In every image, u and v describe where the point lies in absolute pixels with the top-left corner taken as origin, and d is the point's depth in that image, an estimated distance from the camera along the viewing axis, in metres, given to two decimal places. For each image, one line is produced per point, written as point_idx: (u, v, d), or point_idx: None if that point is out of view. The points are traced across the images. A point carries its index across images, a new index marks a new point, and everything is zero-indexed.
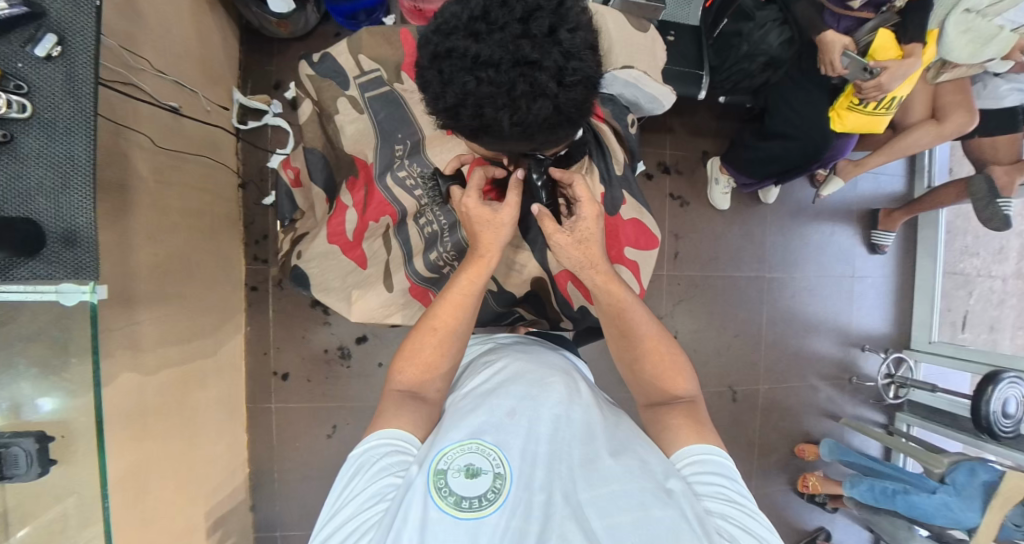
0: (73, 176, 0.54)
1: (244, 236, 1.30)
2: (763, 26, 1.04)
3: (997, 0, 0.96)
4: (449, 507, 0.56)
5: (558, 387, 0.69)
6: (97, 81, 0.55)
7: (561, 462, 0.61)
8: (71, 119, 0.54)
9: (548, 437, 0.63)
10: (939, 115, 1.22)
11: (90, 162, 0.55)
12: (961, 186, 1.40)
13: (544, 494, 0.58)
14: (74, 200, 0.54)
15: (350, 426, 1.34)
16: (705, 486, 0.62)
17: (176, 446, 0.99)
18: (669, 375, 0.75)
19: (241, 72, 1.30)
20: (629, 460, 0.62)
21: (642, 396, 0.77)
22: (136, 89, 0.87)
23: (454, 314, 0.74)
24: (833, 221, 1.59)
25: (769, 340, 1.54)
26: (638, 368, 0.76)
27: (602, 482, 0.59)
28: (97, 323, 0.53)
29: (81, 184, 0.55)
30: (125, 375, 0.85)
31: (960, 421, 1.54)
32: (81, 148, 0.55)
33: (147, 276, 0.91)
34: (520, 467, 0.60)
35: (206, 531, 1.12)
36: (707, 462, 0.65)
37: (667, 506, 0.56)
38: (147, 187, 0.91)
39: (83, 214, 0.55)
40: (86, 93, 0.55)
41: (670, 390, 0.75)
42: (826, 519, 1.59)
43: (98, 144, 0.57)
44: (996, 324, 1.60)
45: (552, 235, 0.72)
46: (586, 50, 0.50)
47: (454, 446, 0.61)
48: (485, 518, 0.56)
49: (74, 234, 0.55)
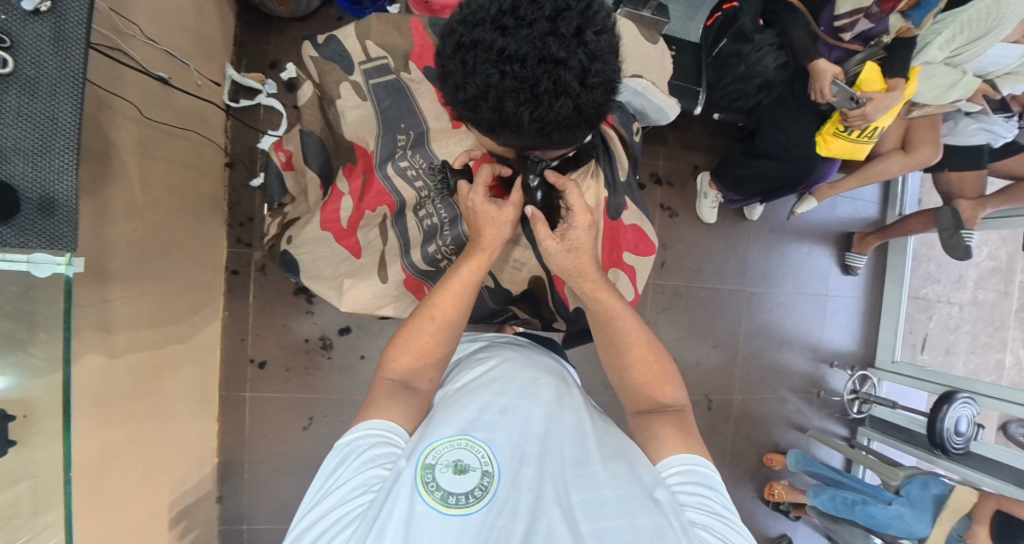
0: (56, 139, 0.49)
1: (228, 217, 1.25)
2: (760, 49, 1.11)
3: (954, 53, 1.08)
4: (436, 502, 0.55)
5: (550, 390, 0.69)
6: (91, 44, 0.50)
7: (551, 463, 0.61)
8: (56, 79, 0.49)
9: (539, 438, 0.63)
10: (908, 148, 1.30)
11: (77, 127, 0.50)
12: (929, 216, 1.49)
13: (533, 494, 0.57)
14: (55, 164, 0.49)
15: (328, 419, 1.32)
16: (689, 496, 0.63)
17: (142, 431, 0.95)
18: (657, 384, 0.77)
19: (236, 47, 1.25)
20: (618, 465, 0.62)
21: (632, 403, 0.79)
22: (124, 56, 0.83)
23: (451, 303, 0.74)
24: (811, 242, 1.66)
25: (745, 351, 1.60)
26: (626, 376, 0.78)
27: (592, 486, 0.58)
28: (71, 299, 0.52)
29: (63, 148, 0.49)
30: (92, 355, 0.81)
31: (915, 437, 1.63)
32: (67, 111, 0.49)
33: (124, 251, 0.86)
34: (509, 466, 0.59)
35: (169, 522, 1.07)
36: (690, 474, 0.66)
37: (653, 512, 0.56)
38: (130, 158, 0.86)
39: (64, 181, 0.49)
40: (76, 55, 0.49)
41: (659, 398, 0.77)
42: (788, 527, 1.65)
43: (84, 107, 0.51)
44: (951, 347, 1.72)
45: (543, 239, 0.70)
46: (609, 54, 0.51)
47: (443, 442, 0.60)
48: (472, 515, 0.55)
49: (52, 202, 0.49)
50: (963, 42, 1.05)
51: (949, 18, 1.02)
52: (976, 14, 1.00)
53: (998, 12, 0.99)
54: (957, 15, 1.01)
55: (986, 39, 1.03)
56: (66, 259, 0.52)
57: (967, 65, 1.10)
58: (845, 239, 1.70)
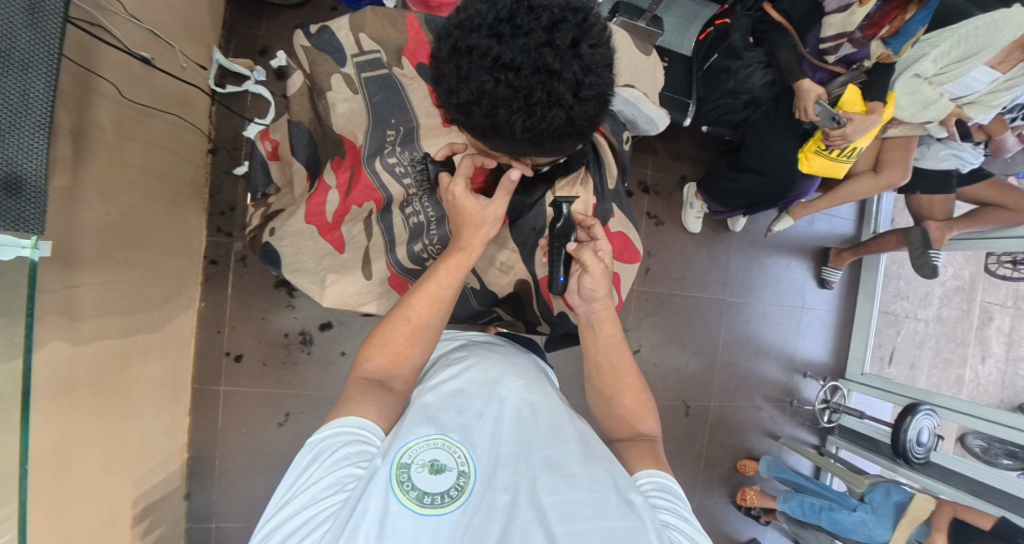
0: (25, 114, 0.47)
1: (209, 205, 1.22)
2: (749, 66, 1.15)
3: (940, 71, 1.13)
4: (411, 502, 0.55)
5: (529, 390, 0.69)
6: (67, 17, 0.50)
7: (527, 464, 0.60)
8: (29, 50, 0.47)
9: (516, 439, 0.63)
10: (878, 168, 1.35)
11: (48, 102, 0.49)
12: (900, 235, 1.56)
13: (509, 496, 0.57)
14: (22, 140, 0.47)
15: (305, 415, 1.29)
16: (661, 498, 0.64)
17: (105, 423, 0.90)
18: (635, 405, 0.78)
19: (224, 31, 1.22)
20: (597, 469, 0.61)
21: (606, 414, 0.79)
22: (103, 31, 0.80)
23: (429, 306, 0.73)
24: (790, 255, 1.72)
25: (723, 359, 1.63)
26: (601, 385, 0.79)
27: (569, 488, 0.58)
28: (34, 283, 0.48)
29: (33, 126, 0.48)
30: (54, 343, 0.77)
31: (880, 445, 1.70)
32: (38, 85, 0.48)
33: (95, 234, 0.83)
34: (484, 467, 0.59)
35: (132, 519, 1.03)
36: (663, 482, 0.67)
37: (627, 517, 0.56)
38: (105, 138, 0.83)
39: (33, 161, 0.48)
40: (52, 27, 0.49)
41: (637, 426, 0.77)
42: (758, 532, 1.69)
43: (57, 81, 0.50)
44: (916, 362, 1.80)
45: (590, 266, 0.74)
46: (603, 67, 0.51)
47: (419, 441, 0.59)
48: (447, 514, 0.54)
49: (18, 182, 0.47)
50: (954, 59, 1.10)
51: (953, 30, 1.07)
52: (977, 30, 1.06)
53: (993, 33, 1.05)
54: (958, 29, 1.06)
55: (976, 58, 1.09)
56: (31, 242, 0.49)
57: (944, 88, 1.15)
58: (821, 253, 1.76)
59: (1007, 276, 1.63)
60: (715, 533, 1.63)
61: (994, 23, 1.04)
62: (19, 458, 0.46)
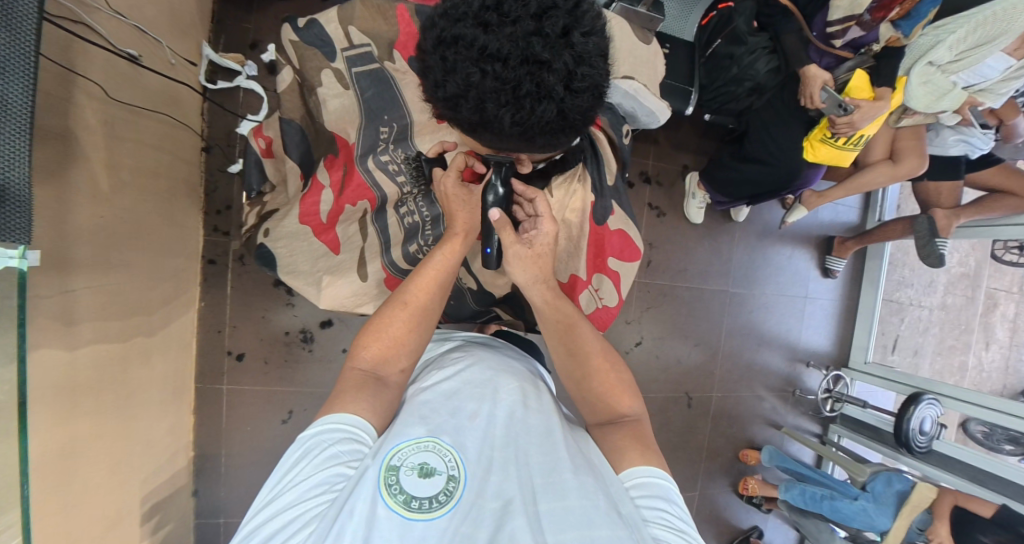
0: (3, 121, 0.47)
1: (204, 204, 1.21)
2: (753, 51, 1.12)
3: (955, 59, 1.08)
4: (398, 505, 0.54)
5: (520, 393, 0.68)
6: (41, 15, 0.49)
7: (517, 469, 0.59)
8: (3, 54, 0.46)
9: (508, 443, 0.62)
10: (896, 158, 1.31)
11: (27, 109, 0.48)
12: (906, 223, 1.55)
13: (499, 503, 0.56)
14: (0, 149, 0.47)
15: (307, 412, 1.30)
16: (651, 510, 0.61)
17: (108, 427, 0.90)
18: (617, 392, 0.75)
19: (213, 25, 1.19)
20: (587, 475, 0.61)
21: (590, 414, 0.76)
22: (88, 30, 0.78)
23: (426, 289, 0.72)
24: (793, 245, 1.70)
25: (725, 350, 1.63)
26: (589, 386, 0.76)
27: (560, 496, 0.57)
28: (24, 291, 0.48)
29: (12, 133, 0.47)
30: (52, 349, 0.76)
31: (882, 434, 1.71)
32: (16, 91, 0.47)
33: (91, 237, 0.82)
34: (474, 471, 0.59)
35: (141, 519, 1.04)
36: (654, 485, 0.65)
37: (615, 526, 0.56)
38: (95, 138, 0.81)
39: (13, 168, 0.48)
40: (27, 29, 0.48)
41: (617, 407, 0.75)
42: (759, 520, 1.71)
43: (36, 85, 0.50)
44: (918, 349, 1.80)
45: (508, 247, 0.69)
46: (597, 57, 0.49)
47: (409, 443, 0.59)
48: (435, 519, 0.54)
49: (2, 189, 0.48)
50: (970, 44, 1.06)
51: (968, 16, 1.04)
52: (992, 16, 1.02)
53: (1011, 19, 1.01)
54: (971, 16, 1.03)
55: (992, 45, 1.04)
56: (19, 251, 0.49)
57: (959, 76, 1.10)
58: (825, 242, 1.74)
59: (1013, 261, 1.60)
60: (716, 521, 1.64)
61: (1012, 9, 1.00)
62: (17, 468, 0.46)
